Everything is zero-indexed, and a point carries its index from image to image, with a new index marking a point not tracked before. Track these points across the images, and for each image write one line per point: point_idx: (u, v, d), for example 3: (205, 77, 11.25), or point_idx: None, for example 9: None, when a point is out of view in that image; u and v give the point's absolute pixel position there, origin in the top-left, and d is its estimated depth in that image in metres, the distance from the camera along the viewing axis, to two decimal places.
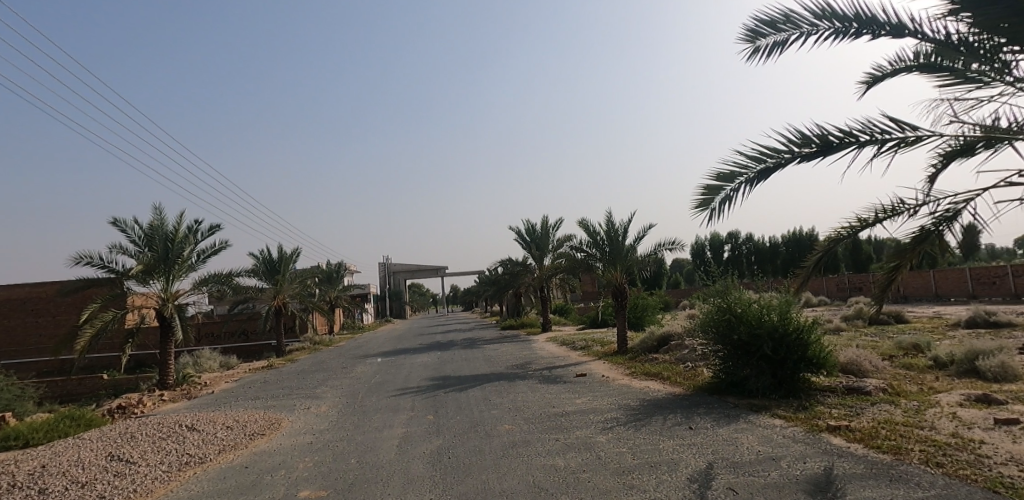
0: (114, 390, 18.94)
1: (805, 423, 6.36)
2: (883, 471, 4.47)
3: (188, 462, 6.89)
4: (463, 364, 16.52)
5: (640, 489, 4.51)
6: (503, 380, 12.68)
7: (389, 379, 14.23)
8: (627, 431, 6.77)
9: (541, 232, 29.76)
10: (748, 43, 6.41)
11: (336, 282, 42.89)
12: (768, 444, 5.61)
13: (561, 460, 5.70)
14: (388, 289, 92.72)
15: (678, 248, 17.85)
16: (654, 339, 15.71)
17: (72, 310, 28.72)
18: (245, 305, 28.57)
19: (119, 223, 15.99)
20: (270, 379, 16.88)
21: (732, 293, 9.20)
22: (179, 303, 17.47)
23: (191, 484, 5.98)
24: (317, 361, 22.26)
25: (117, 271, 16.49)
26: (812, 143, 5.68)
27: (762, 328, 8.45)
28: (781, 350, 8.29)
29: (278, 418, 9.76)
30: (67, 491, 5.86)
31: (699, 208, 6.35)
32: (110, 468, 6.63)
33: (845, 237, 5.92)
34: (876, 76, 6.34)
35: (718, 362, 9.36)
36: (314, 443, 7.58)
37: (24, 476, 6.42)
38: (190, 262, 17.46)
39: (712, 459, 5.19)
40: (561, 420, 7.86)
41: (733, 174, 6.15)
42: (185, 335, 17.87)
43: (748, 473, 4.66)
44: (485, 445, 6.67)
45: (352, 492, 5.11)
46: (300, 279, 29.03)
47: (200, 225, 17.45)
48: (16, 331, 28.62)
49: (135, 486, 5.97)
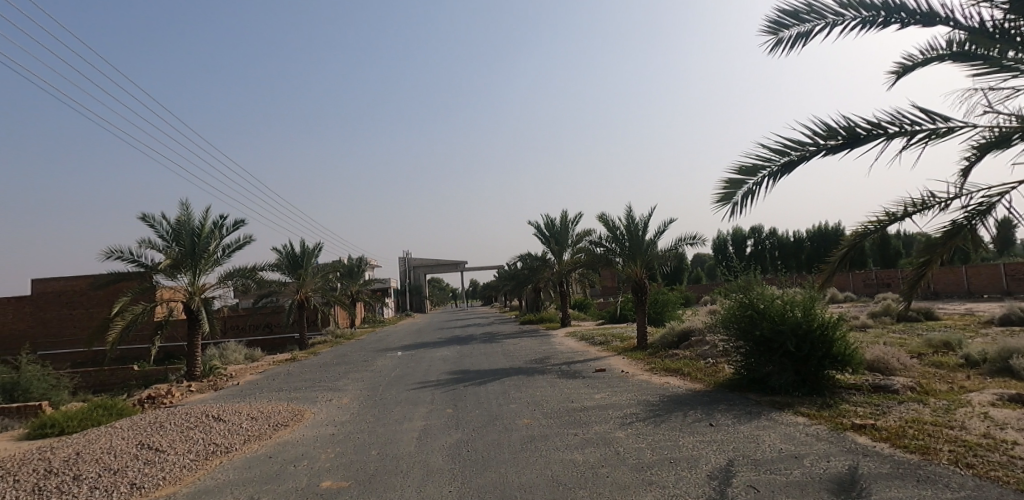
0: (146, 381, 19.58)
1: (830, 421, 6.25)
2: (910, 471, 4.37)
3: (214, 452, 7.05)
4: (482, 358, 16.56)
5: (659, 484, 4.50)
6: (522, 374, 12.74)
7: (410, 372, 14.42)
8: (647, 427, 6.72)
9: (560, 227, 29.67)
10: (771, 35, 6.29)
11: (357, 276, 43.55)
12: (791, 442, 5.53)
13: (580, 455, 5.70)
14: (409, 284, 93.60)
15: (699, 243, 17.63)
16: (675, 335, 15.56)
17: (105, 302, 29.63)
18: (269, 299, 29.05)
19: (148, 219, 16.38)
20: (294, 371, 17.22)
21: (754, 289, 9.11)
22: (206, 297, 17.88)
23: (217, 473, 6.12)
24: (339, 354, 22.62)
25: (146, 266, 16.90)
26: (839, 135, 5.55)
27: (786, 324, 8.33)
28: (804, 347, 8.13)
29: (302, 410, 9.91)
30: (101, 478, 6.05)
31: (721, 202, 6.27)
32: (141, 456, 6.82)
33: (873, 232, 5.75)
34: (906, 66, 6.17)
35: (740, 358, 9.25)
36: (336, 435, 7.70)
37: (60, 463, 6.64)
38: (216, 256, 17.85)
39: (733, 457, 5.12)
40: (580, 415, 7.86)
41: (756, 168, 6.04)
42: (213, 328, 18.30)
43: (770, 471, 4.60)
44: (505, 438, 6.71)
45: (374, 483, 5.19)
46: (322, 273, 29.46)
47: (225, 220, 17.79)
48: (52, 322, 29.62)
49: (165, 473, 6.15)
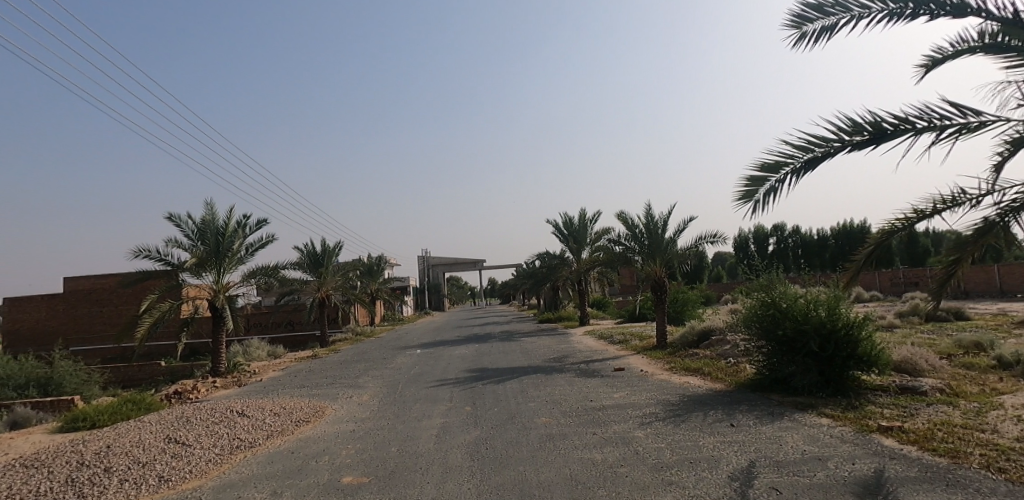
0: (173, 377, 20.05)
1: (855, 423, 6.12)
2: (940, 475, 4.26)
3: (238, 446, 7.18)
4: (501, 357, 16.58)
5: (679, 485, 4.46)
6: (540, 373, 12.72)
7: (429, 370, 14.50)
8: (666, 427, 6.66)
9: (579, 225, 29.57)
10: (794, 29, 6.17)
11: (376, 275, 43.93)
12: (815, 444, 5.43)
13: (599, 454, 5.67)
14: (427, 282, 94.14)
15: (720, 241, 17.41)
16: (695, 334, 15.40)
17: (133, 300, 30.38)
18: (290, 297, 29.47)
19: (174, 218, 16.75)
20: (315, 368, 17.48)
21: (777, 287, 8.99)
22: (230, 295, 18.21)
23: (242, 467, 6.24)
24: (359, 352, 22.87)
25: (172, 264, 17.28)
26: (864, 131, 5.42)
27: (809, 323, 8.18)
28: (829, 347, 7.97)
29: (323, 406, 10.04)
30: (130, 470, 6.20)
31: (743, 199, 6.18)
32: (169, 450, 6.98)
33: (900, 230, 5.61)
34: (936, 59, 6.00)
35: (762, 358, 9.12)
36: (357, 431, 7.79)
37: (92, 455, 6.83)
38: (240, 255, 18.16)
39: (755, 458, 5.05)
40: (599, 413, 7.83)
41: (779, 164, 5.94)
42: (237, 326, 18.65)
43: (793, 473, 4.52)
44: (524, 437, 6.72)
45: (393, 480, 5.23)
46: (342, 271, 29.80)
47: (249, 220, 18.10)
48: (83, 319, 30.46)
49: (192, 467, 6.28)
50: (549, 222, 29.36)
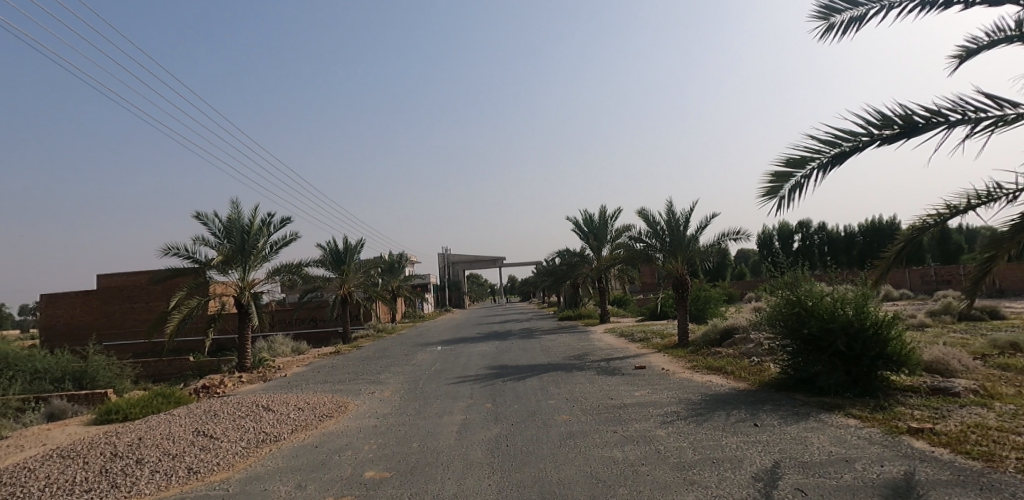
0: (201, 371, 20.54)
1: (884, 424, 5.99)
2: (973, 479, 4.14)
3: (264, 440, 7.33)
4: (521, 354, 16.60)
5: (701, 485, 4.42)
6: (561, 370, 12.71)
7: (449, 367, 14.60)
8: (688, 426, 6.59)
9: (599, 223, 29.41)
10: (822, 21, 6.05)
11: (397, 272, 44.25)
12: (841, 445, 5.32)
13: (620, 452, 5.65)
14: (448, 279, 94.66)
15: (743, 238, 17.15)
16: (718, 332, 15.21)
17: (163, 296, 31.18)
18: (313, 294, 29.92)
19: (201, 217, 17.13)
20: (338, 364, 17.73)
21: (802, 285, 8.84)
22: (255, 292, 18.56)
23: (267, 461, 6.37)
24: (381, 348, 23.13)
25: (200, 261, 17.67)
26: (894, 124, 5.29)
27: (836, 322, 8.01)
28: (856, 346, 7.79)
29: (346, 401, 10.18)
30: (161, 462, 6.38)
31: (767, 196, 6.08)
32: (197, 443, 7.16)
33: (932, 226, 5.47)
34: (971, 49, 5.81)
35: (787, 357, 8.97)
36: (379, 427, 7.88)
37: (124, 447, 7.04)
38: (265, 253, 18.49)
39: (779, 458, 4.98)
40: (620, 412, 7.80)
41: (805, 159, 5.83)
42: (262, 322, 18.99)
43: (819, 474, 4.45)
44: (544, 434, 6.73)
45: (415, 475, 5.28)
46: (364, 269, 30.15)
47: (273, 218, 18.41)
48: (115, 315, 31.36)
49: (219, 459, 6.43)
50: (569, 219, 29.26)
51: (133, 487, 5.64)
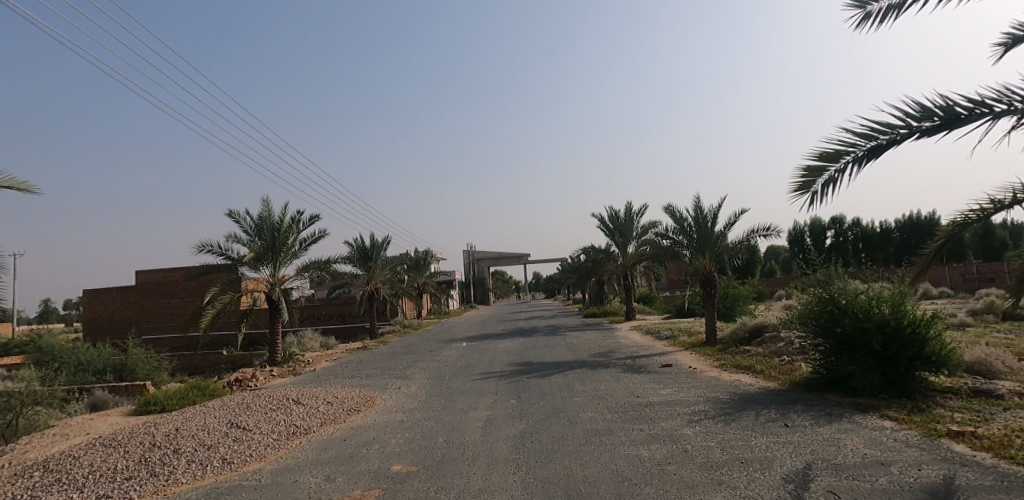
0: (234, 365, 21.10)
1: (922, 427, 5.80)
2: (1017, 485, 3.98)
3: (295, 432, 7.49)
4: (546, 351, 16.59)
5: (729, 485, 4.35)
6: (586, 367, 12.67)
7: (475, 363, 14.69)
8: (716, 425, 6.50)
9: (625, 219, 29.17)
10: (858, 9, 5.87)
11: (423, 268, 44.65)
12: (876, 447, 5.18)
13: (646, 451, 5.61)
14: (473, 276, 95.09)
15: (773, 234, 16.79)
16: (747, 330, 14.95)
17: (197, 292, 32.08)
18: (341, 290, 30.40)
19: (234, 215, 17.55)
20: (365, 359, 17.99)
21: (835, 283, 8.62)
22: (285, 288, 18.96)
23: (298, 452, 6.51)
24: (407, 344, 23.39)
25: (233, 258, 18.13)
26: (935, 116, 5.11)
27: (871, 321, 7.78)
28: (893, 346, 7.56)
29: (373, 396, 10.33)
30: (197, 452, 6.58)
31: (800, 191, 5.94)
32: (231, 434, 7.36)
33: (974, 221, 5.27)
34: (1017, 36, 5.56)
35: (819, 356, 8.75)
36: (405, 421, 7.98)
37: (162, 437, 7.28)
38: (294, 250, 18.86)
39: (811, 460, 4.87)
40: (646, 410, 7.73)
41: (839, 153, 5.67)
42: (292, 318, 19.39)
43: (853, 476, 4.34)
44: (569, 431, 6.72)
45: (441, 470, 5.33)
46: (391, 266, 30.51)
47: (302, 215, 18.77)
48: (153, 310, 32.41)
49: (252, 450, 6.60)
50: (595, 216, 29.08)
51: (170, 476, 5.84)
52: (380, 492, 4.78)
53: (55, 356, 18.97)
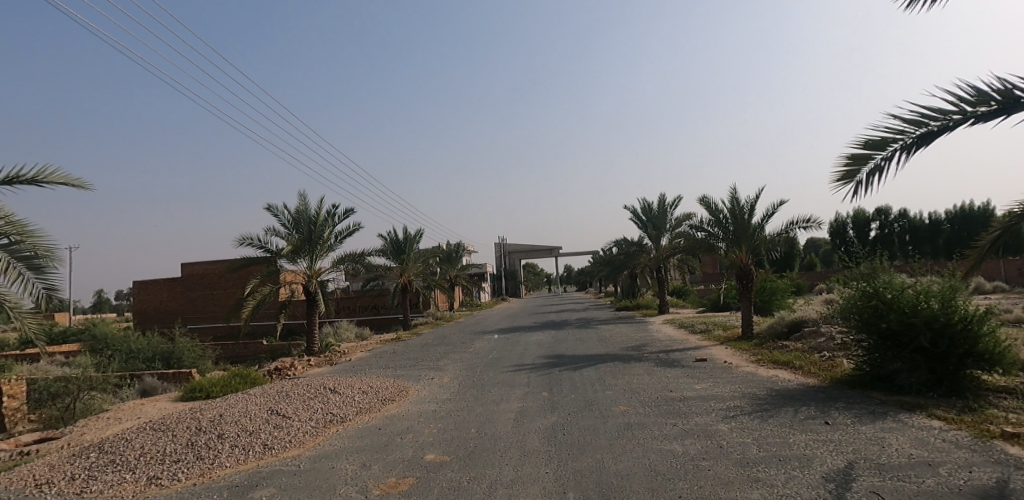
0: (273, 354, 21.75)
1: (973, 427, 5.56)
2: None
3: (332, 420, 7.69)
4: (577, 344, 16.54)
5: (766, 483, 4.26)
6: (618, 361, 12.57)
7: (506, 355, 14.76)
8: (753, 422, 6.37)
9: (658, 211, 28.74)
10: None
11: (455, 261, 45.00)
12: (923, 447, 4.99)
13: (680, 446, 5.54)
14: (504, 268, 95.39)
15: (813, 226, 16.28)
16: (785, 325, 14.57)
17: (238, 283, 33.15)
18: (375, 282, 30.93)
19: (272, 209, 18.03)
20: (399, 350, 18.29)
21: (880, 276, 8.31)
22: (322, 280, 19.42)
23: (335, 440, 6.69)
24: (440, 335, 23.66)
25: (272, 251, 18.64)
26: (992, 100, 4.85)
27: (919, 316, 7.48)
28: (942, 343, 7.25)
29: (407, 386, 10.49)
30: (239, 437, 6.82)
31: (843, 180, 5.75)
32: (272, 421, 7.61)
33: None
34: None
35: (863, 353, 8.46)
36: (438, 412, 8.08)
37: (207, 422, 7.57)
38: (330, 243, 19.27)
39: (853, 459, 4.73)
40: (679, 405, 7.64)
41: (886, 140, 5.46)
42: (328, 309, 19.84)
43: (897, 477, 4.20)
44: (601, 424, 6.70)
45: (474, 460, 5.39)
46: (423, 258, 30.86)
47: (338, 209, 19.14)
48: (197, 300, 33.65)
49: (291, 437, 6.80)
50: (627, 208, 28.74)
51: (215, 460, 6.06)
52: (415, 480, 4.86)
53: (108, 343, 19.94)
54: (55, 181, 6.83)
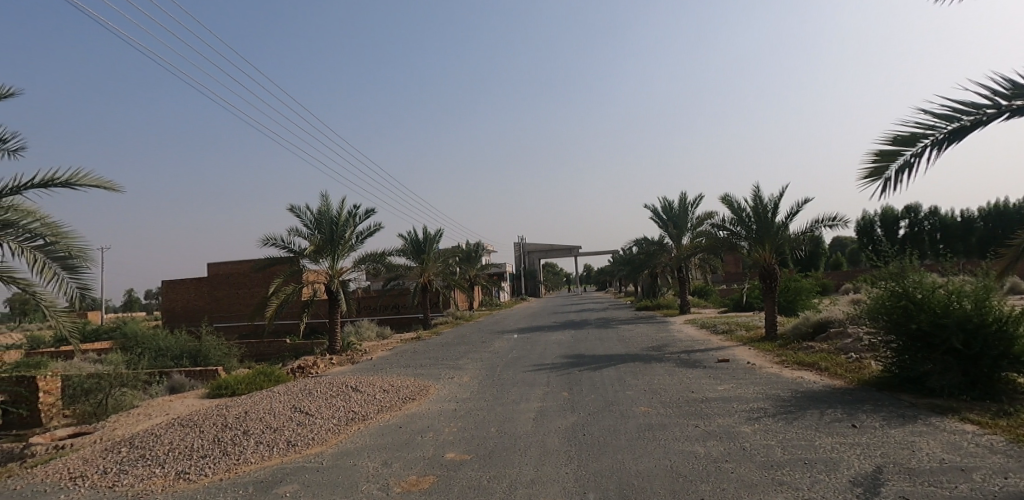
0: (296, 353, 22.09)
1: (1008, 432, 5.38)
2: None
3: (354, 418, 7.77)
4: (597, 344, 16.46)
5: (792, 486, 4.19)
6: (639, 361, 12.47)
7: (526, 355, 14.75)
8: (777, 424, 6.26)
9: (679, 210, 28.45)
10: None
11: (474, 261, 45.11)
12: (956, 452, 4.86)
13: (703, 447, 5.48)
14: (523, 268, 95.33)
15: (840, 225, 15.94)
16: (811, 325, 14.30)
17: (262, 283, 33.72)
18: (395, 282, 31.19)
19: (295, 209, 18.30)
20: (419, 349, 18.41)
21: (910, 276, 8.09)
22: (343, 279, 19.66)
23: (357, 437, 6.77)
24: (460, 335, 23.76)
25: (295, 251, 18.92)
26: None
27: (950, 317, 7.27)
28: (975, 344, 7.05)
29: (427, 385, 10.56)
30: (264, 434, 6.94)
31: (871, 177, 5.63)
32: (295, 418, 7.73)
33: None
34: None
35: (891, 354, 8.26)
36: (458, 410, 8.12)
37: (233, 419, 7.72)
38: (352, 243, 19.49)
39: (882, 463, 4.62)
40: (702, 406, 7.55)
41: (916, 136, 5.33)
42: (349, 308, 20.08)
43: (929, 482, 4.09)
44: (622, 425, 6.65)
45: (494, 459, 5.40)
46: (443, 258, 31.01)
47: (359, 209, 19.36)
48: (223, 300, 34.32)
49: (314, 434, 6.90)
50: (647, 207, 28.50)
51: (241, 456, 6.18)
52: (435, 479, 4.89)
53: (138, 341, 20.48)
54: (88, 183, 7.04)
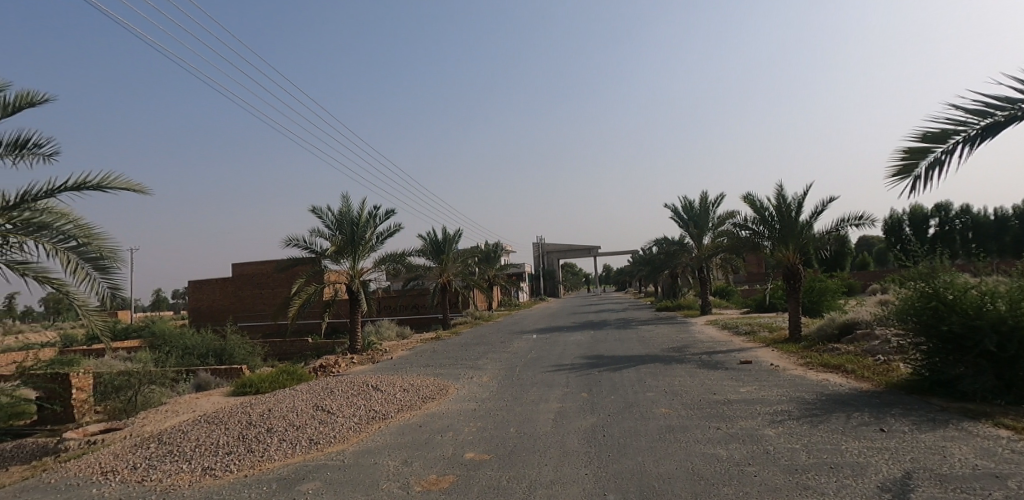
0: (318, 352, 22.38)
1: None
2: None
3: (374, 417, 7.84)
4: (617, 344, 16.34)
5: (818, 491, 4.11)
6: (659, 362, 12.35)
7: (546, 355, 14.72)
8: (802, 427, 6.14)
9: (700, 209, 28.11)
10: None
11: (493, 261, 45.17)
12: (990, 458, 4.71)
13: (725, 450, 5.40)
14: (542, 268, 95.21)
15: (866, 224, 15.58)
16: (836, 327, 14.01)
17: (285, 283, 34.24)
18: (415, 282, 31.40)
19: (317, 211, 18.55)
20: (439, 349, 18.50)
21: (941, 276, 7.85)
22: (364, 280, 19.87)
23: (377, 436, 6.83)
24: (479, 335, 23.84)
25: (316, 252, 19.16)
26: None
27: (983, 318, 7.06)
28: (1010, 347, 6.84)
29: (447, 385, 10.60)
30: (287, 432, 7.04)
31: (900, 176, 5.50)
32: (317, 416, 7.82)
33: None
34: None
35: (921, 356, 8.05)
36: (478, 410, 8.14)
37: (257, 417, 7.85)
38: (372, 243, 19.69)
39: (912, 468, 4.50)
40: (724, 408, 7.45)
41: (948, 133, 5.19)
42: (370, 308, 20.28)
43: (961, 489, 3.97)
44: (643, 426, 6.60)
45: (513, 459, 5.40)
46: (463, 258, 31.12)
47: (379, 210, 19.54)
48: (247, 299, 34.94)
49: (335, 432, 6.98)
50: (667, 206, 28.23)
51: (265, 453, 6.28)
52: (455, 478, 4.91)
53: (166, 340, 20.95)
54: (118, 186, 7.21)
